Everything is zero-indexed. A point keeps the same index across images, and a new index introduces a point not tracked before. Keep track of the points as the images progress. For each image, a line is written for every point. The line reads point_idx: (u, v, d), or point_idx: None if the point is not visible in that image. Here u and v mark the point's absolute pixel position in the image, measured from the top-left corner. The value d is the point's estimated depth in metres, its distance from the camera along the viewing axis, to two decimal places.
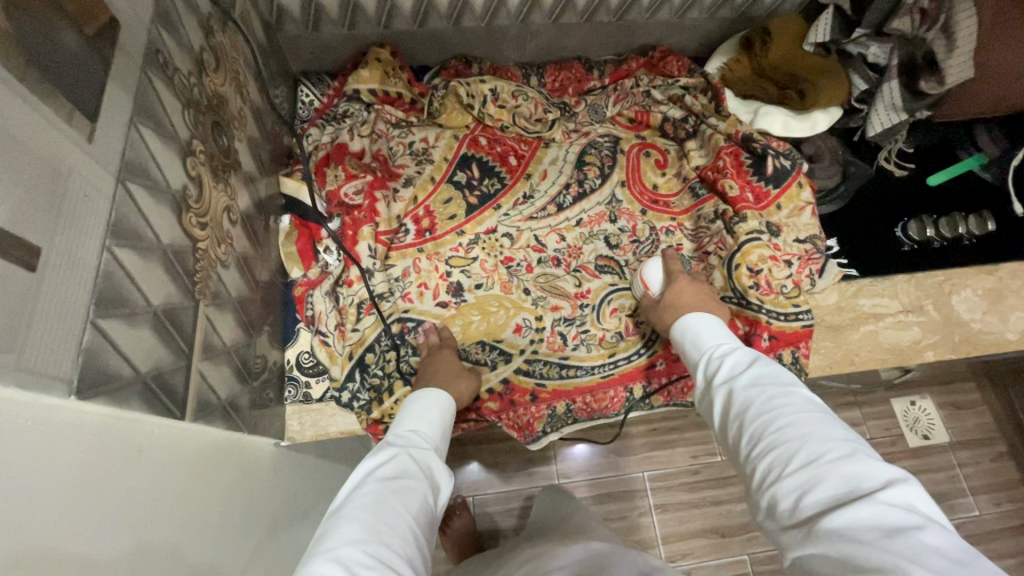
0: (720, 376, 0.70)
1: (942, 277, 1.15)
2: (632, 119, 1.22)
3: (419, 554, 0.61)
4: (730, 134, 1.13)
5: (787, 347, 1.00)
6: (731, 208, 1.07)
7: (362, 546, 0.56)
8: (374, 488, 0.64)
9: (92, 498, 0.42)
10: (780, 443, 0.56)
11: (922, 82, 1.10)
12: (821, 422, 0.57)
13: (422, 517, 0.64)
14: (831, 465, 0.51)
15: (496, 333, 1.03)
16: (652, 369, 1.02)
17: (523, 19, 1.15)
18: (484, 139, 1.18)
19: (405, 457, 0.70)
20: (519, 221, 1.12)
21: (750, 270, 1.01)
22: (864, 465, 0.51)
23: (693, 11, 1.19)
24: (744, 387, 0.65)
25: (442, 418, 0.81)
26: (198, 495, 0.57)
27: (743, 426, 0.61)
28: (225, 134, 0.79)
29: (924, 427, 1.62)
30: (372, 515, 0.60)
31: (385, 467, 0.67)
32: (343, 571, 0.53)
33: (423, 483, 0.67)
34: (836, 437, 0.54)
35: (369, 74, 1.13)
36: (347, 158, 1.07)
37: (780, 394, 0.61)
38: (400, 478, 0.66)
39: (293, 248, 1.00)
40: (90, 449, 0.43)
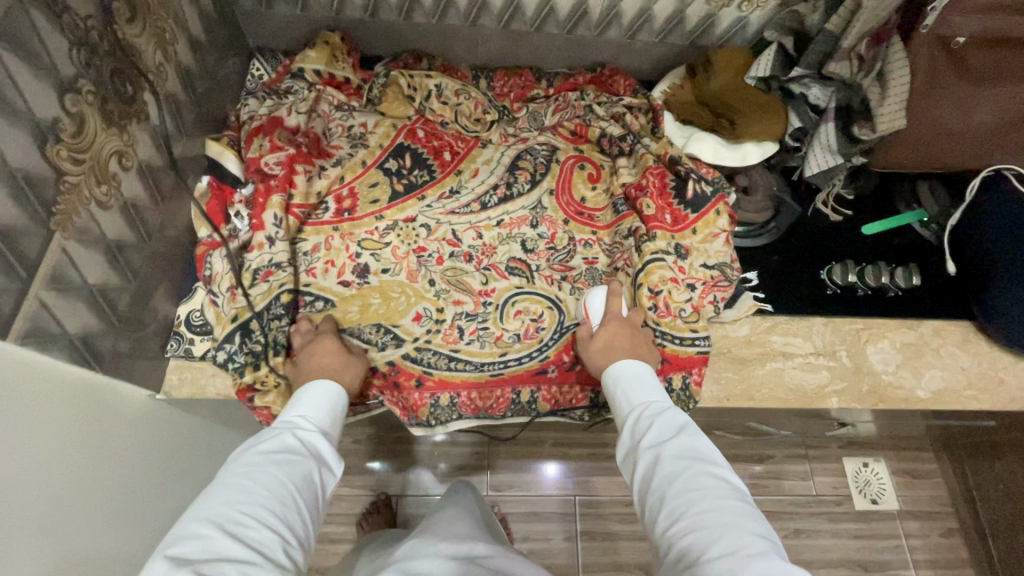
0: (645, 442, 0.70)
1: (861, 325, 1.13)
2: (572, 132, 1.23)
3: (300, 523, 0.62)
4: (660, 154, 1.14)
5: (679, 371, 0.98)
6: (643, 225, 1.06)
7: (236, 510, 0.58)
8: (257, 459, 0.65)
9: (72, 511, 0.67)
10: (702, 528, 0.59)
11: (856, 127, 1.09)
12: (739, 516, 0.60)
13: (306, 490, 0.65)
14: (748, 561, 0.54)
15: (394, 318, 1.02)
16: (544, 375, 1.00)
17: (473, 21, 1.18)
18: (422, 132, 1.20)
19: (290, 435, 0.70)
20: (440, 214, 1.13)
21: (650, 291, 1.00)
22: (778, 566, 0.54)
23: (642, 33, 1.21)
24: (667, 461, 0.66)
25: (333, 401, 0.79)
26: (63, 478, 0.65)
27: (664, 500, 0.63)
28: (132, 84, 0.82)
29: (875, 491, 1.56)
30: (252, 483, 0.61)
31: (269, 442, 0.68)
32: (218, 531, 0.55)
33: (309, 458, 0.68)
34: (758, 534, 0.58)
35: (316, 55, 1.17)
36: (278, 130, 1.10)
37: (707, 476, 0.64)
38: (287, 453, 0.67)
39: (203, 208, 1.01)
40: (62, 480, 0.65)
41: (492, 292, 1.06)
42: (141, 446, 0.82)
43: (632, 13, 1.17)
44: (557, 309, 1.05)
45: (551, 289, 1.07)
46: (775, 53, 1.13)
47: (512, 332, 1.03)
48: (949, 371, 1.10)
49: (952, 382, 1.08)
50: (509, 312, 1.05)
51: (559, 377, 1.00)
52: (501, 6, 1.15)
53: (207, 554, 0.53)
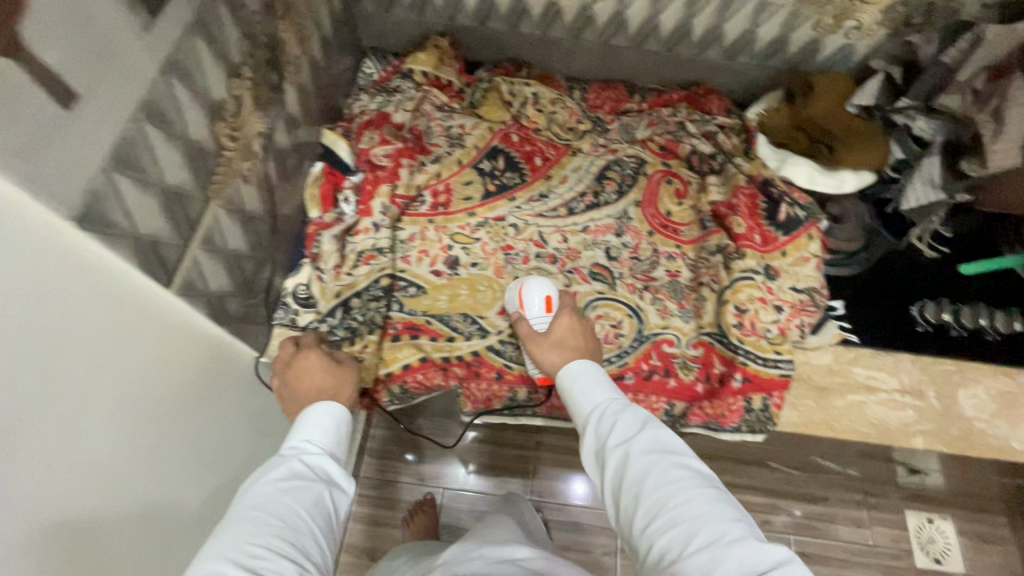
0: (612, 440, 0.69)
1: (953, 367, 1.09)
2: (661, 146, 1.25)
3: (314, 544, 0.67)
4: (752, 175, 1.15)
5: (760, 392, 0.97)
6: (733, 243, 1.07)
7: (251, 539, 0.62)
8: (267, 490, 0.70)
9: (103, 475, 0.59)
10: (682, 520, 0.59)
11: (962, 163, 1.06)
12: (716, 502, 0.61)
13: (316, 511, 0.71)
14: (730, 548, 0.56)
15: (480, 310, 1.06)
16: (621, 382, 1.01)
17: (576, 35, 1.23)
18: (517, 137, 1.25)
19: (295, 463, 0.75)
20: (528, 216, 1.17)
21: (736, 308, 1.01)
22: (755, 551, 0.56)
23: (742, 55, 1.22)
24: (639, 460, 0.65)
25: (338, 420, 0.84)
26: (116, 441, 0.61)
27: (638, 499, 0.62)
28: (277, 73, 0.90)
29: (939, 550, 1.45)
30: (264, 513, 0.66)
31: (275, 471, 0.73)
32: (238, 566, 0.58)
33: (316, 482, 0.74)
34: (734, 520, 0.60)
35: (426, 58, 1.24)
36: (386, 125, 1.18)
37: (678, 468, 0.64)
38: (294, 481, 0.72)
39: (315, 190, 1.09)
40: (113, 439, 0.60)
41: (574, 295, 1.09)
42: (231, 406, 0.88)
43: (736, 34, 1.18)
44: (637, 318, 1.07)
45: (632, 298, 1.09)
46: (880, 83, 1.13)
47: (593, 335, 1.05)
48: None
49: None
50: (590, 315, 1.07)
51: (636, 385, 1.01)
52: (606, 21, 1.19)
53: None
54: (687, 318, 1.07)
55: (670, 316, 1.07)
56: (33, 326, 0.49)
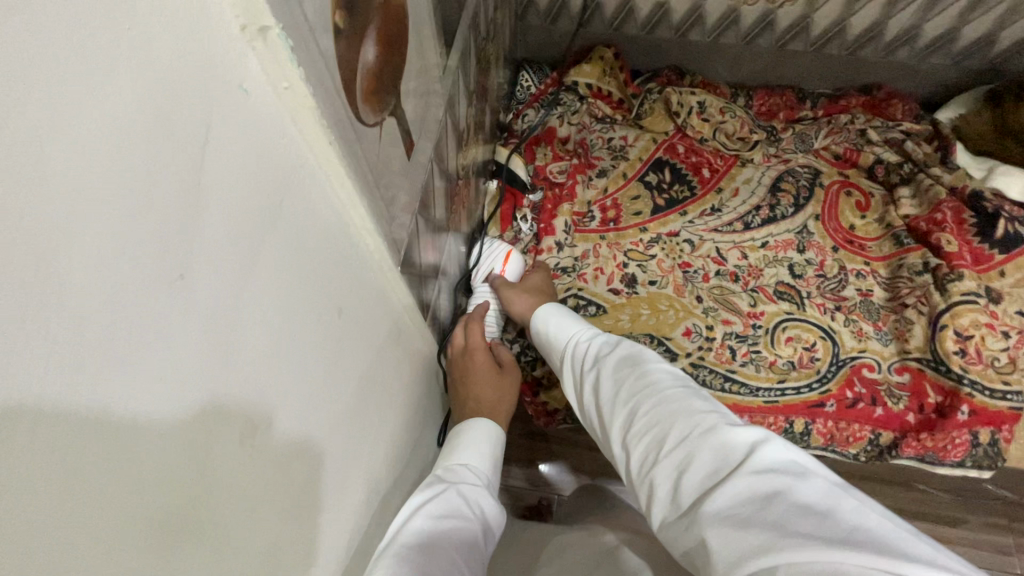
0: (589, 363, 0.73)
1: None
2: (838, 155, 1.19)
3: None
4: (956, 187, 1.07)
5: (987, 426, 0.92)
6: (943, 262, 1.01)
7: None
8: (432, 526, 0.60)
9: (250, 406, 0.32)
10: (657, 425, 0.58)
11: None
12: (689, 403, 0.59)
13: (473, 564, 0.61)
14: (700, 440, 0.53)
15: (665, 330, 1.04)
16: (821, 409, 0.98)
17: (749, 41, 1.18)
18: (681, 147, 1.22)
19: (456, 495, 0.66)
20: (702, 231, 1.14)
21: (957, 334, 0.95)
22: (726, 435, 0.53)
23: (935, 56, 1.14)
24: (614, 376, 0.67)
25: (491, 442, 0.79)
26: (274, 351, 0.34)
27: (618, 415, 0.64)
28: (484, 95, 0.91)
29: None
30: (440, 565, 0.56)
31: (437, 502, 0.63)
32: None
33: (476, 527, 0.64)
34: (703, 412, 0.57)
35: (590, 69, 1.22)
36: (555, 141, 1.18)
37: (647, 377, 0.64)
38: (456, 520, 0.63)
39: (496, 210, 1.11)
40: (276, 349, 0.34)
41: (762, 315, 1.05)
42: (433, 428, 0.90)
43: (934, 35, 1.10)
44: (831, 340, 1.02)
45: (824, 318, 1.04)
46: None
47: (786, 359, 1.01)
48: None
49: None
50: (780, 337, 1.03)
51: (838, 413, 0.97)
52: (787, 26, 1.13)
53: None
54: (886, 341, 1.02)
55: (868, 338, 1.02)
56: (359, 373, 0.52)
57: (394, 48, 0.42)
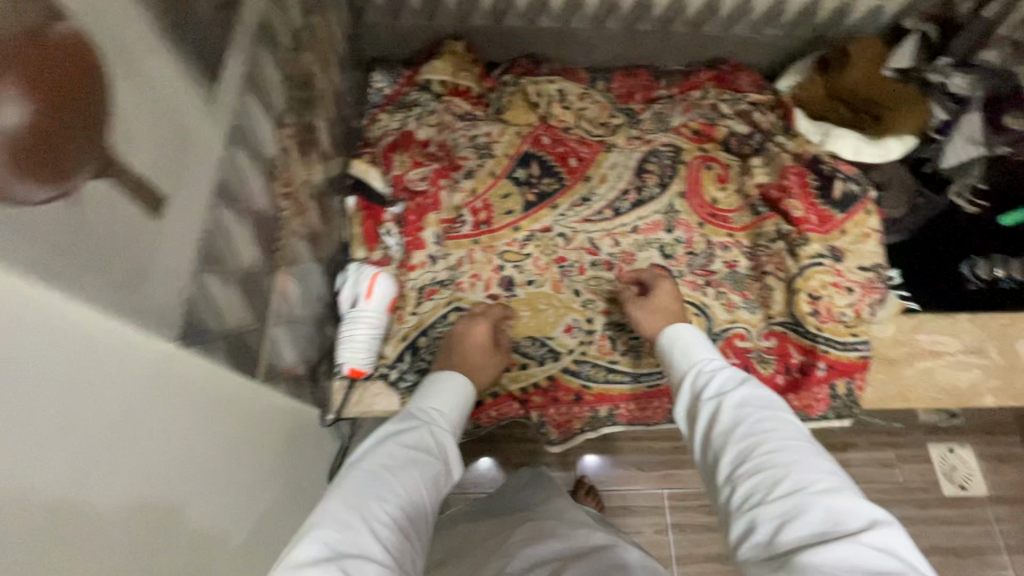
0: (710, 392, 0.75)
1: (1009, 320, 1.11)
2: (696, 131, 1.21)
3: (423, 527, 0.67)
4: (798, 154, 1.12)
5: (842, 377, 0.99)
6: (793, 228, 1.06)
7: (380, 504, 0.63)
8: (396, 452, 0.70)
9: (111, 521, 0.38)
10: (768, 468, 0.61)
11: (1006, 117, 1.08)
12: (819, 460, 0.61)
13: (431, 490, 0.70)
14: (816, 497, 0.56)
15: (547, 330, 1.03)
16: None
17: (598, 24, 1.16)
18: (546, 139, 1.20)
19: (424, 433, 0.75)
20: (575, 222, 1.13)
21: (809, 296, 1.01)
22: (847, 503, 0.56)
23: (769, 28, 1.18)
24: (744, 410, 0.69)
25: (462, 396, 0.86)
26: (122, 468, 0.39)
27: (726, 448, 0.66)
28: (309, 110, 0.82)
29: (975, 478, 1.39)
30: (394, 479, 0.66)
31: (405, 436, 0.73)
32: (362, 524, 0.59)
33: (437, 461, 0.73)
34: (828, 474, 0.59)
35: (441, 65, 1.15)
36: (413, 145, 1.11)
37: (770, 419, 0.67)
38: (420, 453, 0.72)
39: (358, 230, 1.03)
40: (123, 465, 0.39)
41: None
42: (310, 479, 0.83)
43: (764, 8, 1.13)
44: (705, 316, 1.06)
45: (696, 295, 1.08)
46: (915, 43, 1.11)
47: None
48: None
49: None
50: None
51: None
52: (630, 8, 1.12)
53: (357, 542, 0.58)
54: (753, 309, 1.08)
55: (737, 309, 1.08)
56: (212, 434, 0.53)
57: (75, 102, 0.34)
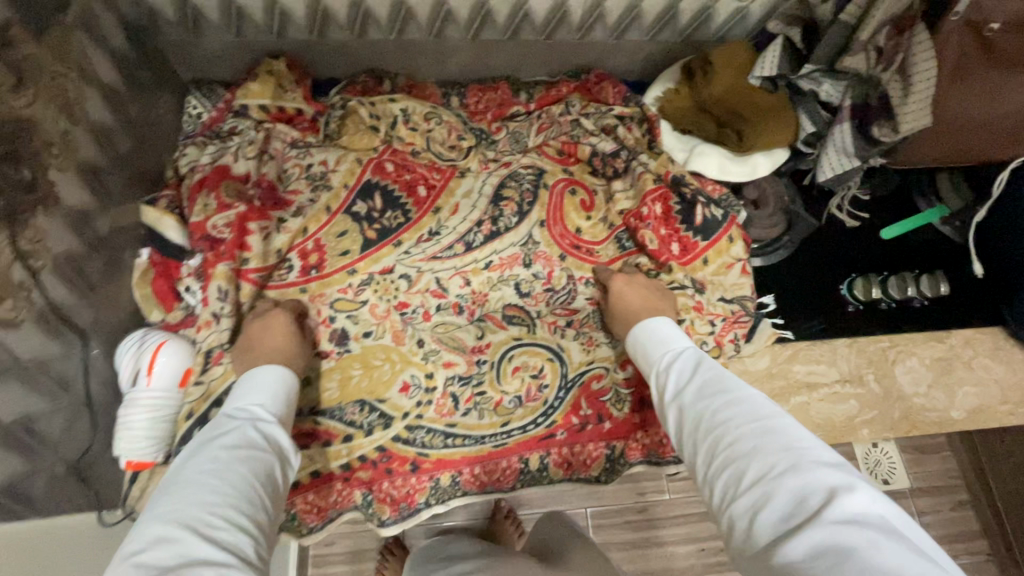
0: (670, 391, 0.69)
1: (888, 344, 1.05)
2: (559, 151, 1.09)
3: (267, 517, 0.56)
4: (660, 174, 1.03)
5: None
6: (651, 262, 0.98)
7: (210, 508, 0.51)
8: (217, 455, 0.58)
9: None
10: (730, 460, 0.55)
11: (874, 127, 0.98)
12: (791, 428, 0.55)
13: (269, 482, 0.59)
14: (780, 481, 0.50)
15: (379, 392, 0.93)
16: (552, 439, 0.95)
17: (437, 34, 1.03)
18: (392, 165, 1.04)
19: (248, 429, 0.64)
20: (420, 261, 1.01)
21: None
22: (807, 478, 0.49)
23: (630, 33, 1.07)
24: (700, 402, 0.63)
25: (283, 385, 0.74)
26: None
27: (695, 446, 0.60)
28: (27, 165, 0.66)
29: (884, 471, 1.32)
30: (216, 481, 0.55)
31: (227, 436, 0.61)
32: (188, 533, 0.48)
33: (271, 453, 0.62)
34: (790, 447, 0.53)
35: (259, 87, 1.01)
36: (225, 182, 0.95)
37: (722, 404, 0.61)
38: (246, 447, 0.61)
39: (148, 289, 0.89)
40: None
41: (487, 347, 0.97)
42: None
43: (618, 12, 1.02)
44: (559, 360, 0.97)
45: (553, 338, 0.98)
46: (781, 48, 0.99)
47: (513, 394, 0.95)
48: (981, 385, 1.03)
49: (986, 399, 1.02)
50: (506, 369, 0.96)
51: (569, 439, 0.96)
52: (468, 16, 0.99)
53: (179, 558, 0.47)
54: (614, 345, 0.99)
55: (596, 347, 0.99)
56: None
57: None
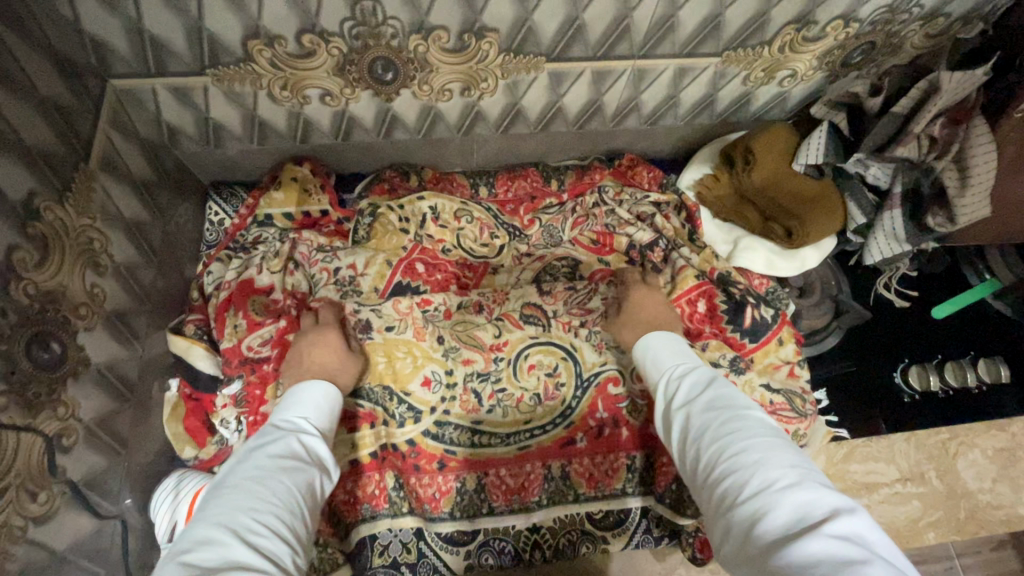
0: (676, 397, 0.63)
1: (948, 435, 1.00)
2: (594, 240, 1.04)
3: (305, 535, 0.54)
4: (705, 270, 0.98)
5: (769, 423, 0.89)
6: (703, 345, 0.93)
7: (253, 513, 0.49)
8: (261, 464, 0.56)
9: None
10: (734, 470, 0.50)
11: (929, 216, 0.94)
12: (793, 449, 0.51)
13: (310, 503, 0.56)
14: (785, 495, 0.45)
15: (403, 384, 0.89)
16: (573, 447, 0.90)
17: (466, 131, 0.99)
18: (422, 264, 1.00)
19: (292, 441, 0.61)
20: (454, 376, 0.91)
21: None
22: (813, 493, 0.45)
23: (666, 119, 1.02)
24: (707, 412, 0.58)
25: (329, 398, 0.71)
26: None
27: (701, 453, 0.55)
28: (55, 342, 0.62)
29: None
30: (262, 490, 0.52)
31: (274, 446, 0.59)
32: (233, 536, 0.46)
33: (313, 468, 0.60)
34: (797, 467, 0.48)
35: (283, 196, 0.99)
36: (251, 299, 0.90)
37: (731, 415, 0.56)
38: (290, 459, 0.59)
39: (180, 427, 0.85)
40: None
41: (505, 345, 0.93)
42: None
43: (655, 103, 0.97)
44: (573, 360, 0.93)
45: (568, 337, 0.94)
46: (827, 134, 0.93)
47: (533, 392, 0.91)
48: None
49: None
50: (522, 366, 0.93)
51: (590, 447, 0.90)
52: (499, 114, 0.95)
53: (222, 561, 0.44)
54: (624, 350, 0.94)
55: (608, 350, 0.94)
56: None
57: None
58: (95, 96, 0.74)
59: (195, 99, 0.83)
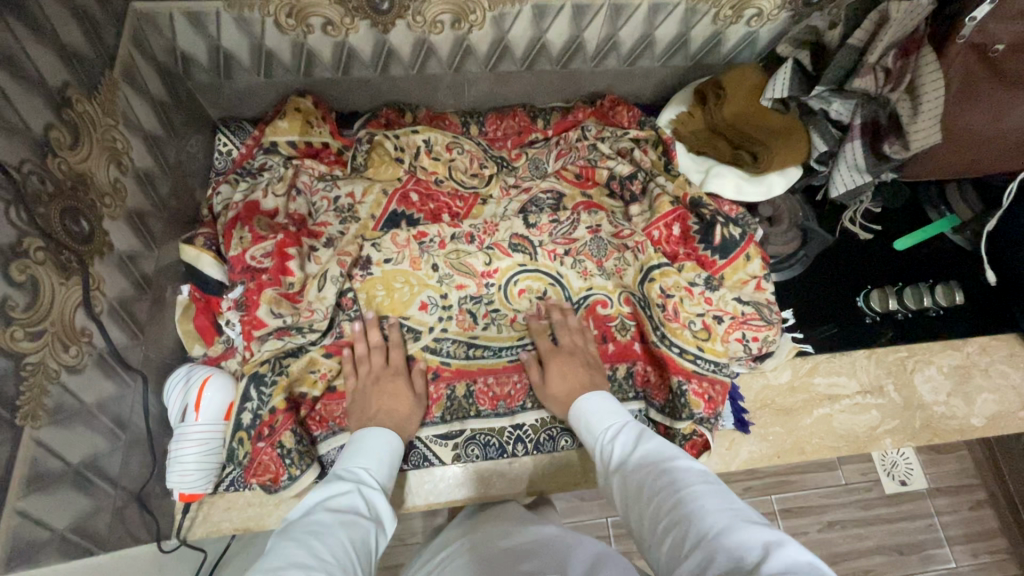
0: (613, 461, 0.64)
1: (905, 353, 1.07)
2: (578, 174, 1.12)
3: None
4: (678, 196, 1.05)
5: (738, 329, 0.96)
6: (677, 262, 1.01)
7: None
8: (324, 518, 0.53)
9: None
10: (673, 527, 0.49)
11: (886, 145, 0.98)
12: (723, 495, 0.50)
13: (367, 560, 0.52)
14: (719, 540, 0.44)
15: (400, 310, 0.97)
16: None
17: (456, 67, 1.07)
18: (416, 195, 1.07)
19: (358, 495, 0.59)
20: (451, 299, 1.00)
21: (661, 289, 0.97)
22: (744, 533, 0.44)
23: (643, 59, 1.11)
24: (637, 467, 0.59)
25: (390, 451, 0.72)
26: None
27: (642, 511, 0.54)
28: (84, 218, 0.70)
29: (901, 472, 1.33)
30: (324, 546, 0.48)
31: (337, 499, 0.57)
32: None
33: (372, 522, 0.56)
34: (727, 509, 0.48)
35: (287, 125, 1.05)
36: (257, 217, 0.95)
37: (662, 473, 0.56)
38: (353, 514, 0.56)
39: (190, 325, 0.93)
40: None
41: (495, 272, 1.01)
42: None
43: (632, 41, 1.06)
44: (560, 285, 1.02)
45: (553, 265, 1.03)
46: (792, 70, 1.00)
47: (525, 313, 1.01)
48: (1000, 393, 1.04)
49: (1005, 405, 1.03)
50: (512, 290, 1.02)
51: None
52: (487, 50, 1.03)
53: None
54: (608, 277, 1.04)
55: (592, 276, 1.03)
56: None
57: None
58: (118, 16, 0.82)
59: (208, 25, 0.91)
